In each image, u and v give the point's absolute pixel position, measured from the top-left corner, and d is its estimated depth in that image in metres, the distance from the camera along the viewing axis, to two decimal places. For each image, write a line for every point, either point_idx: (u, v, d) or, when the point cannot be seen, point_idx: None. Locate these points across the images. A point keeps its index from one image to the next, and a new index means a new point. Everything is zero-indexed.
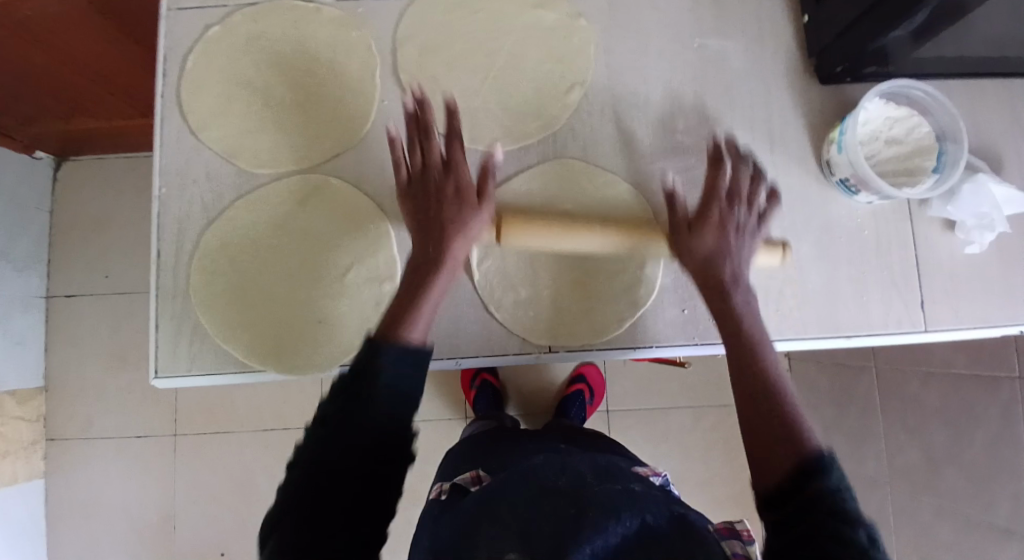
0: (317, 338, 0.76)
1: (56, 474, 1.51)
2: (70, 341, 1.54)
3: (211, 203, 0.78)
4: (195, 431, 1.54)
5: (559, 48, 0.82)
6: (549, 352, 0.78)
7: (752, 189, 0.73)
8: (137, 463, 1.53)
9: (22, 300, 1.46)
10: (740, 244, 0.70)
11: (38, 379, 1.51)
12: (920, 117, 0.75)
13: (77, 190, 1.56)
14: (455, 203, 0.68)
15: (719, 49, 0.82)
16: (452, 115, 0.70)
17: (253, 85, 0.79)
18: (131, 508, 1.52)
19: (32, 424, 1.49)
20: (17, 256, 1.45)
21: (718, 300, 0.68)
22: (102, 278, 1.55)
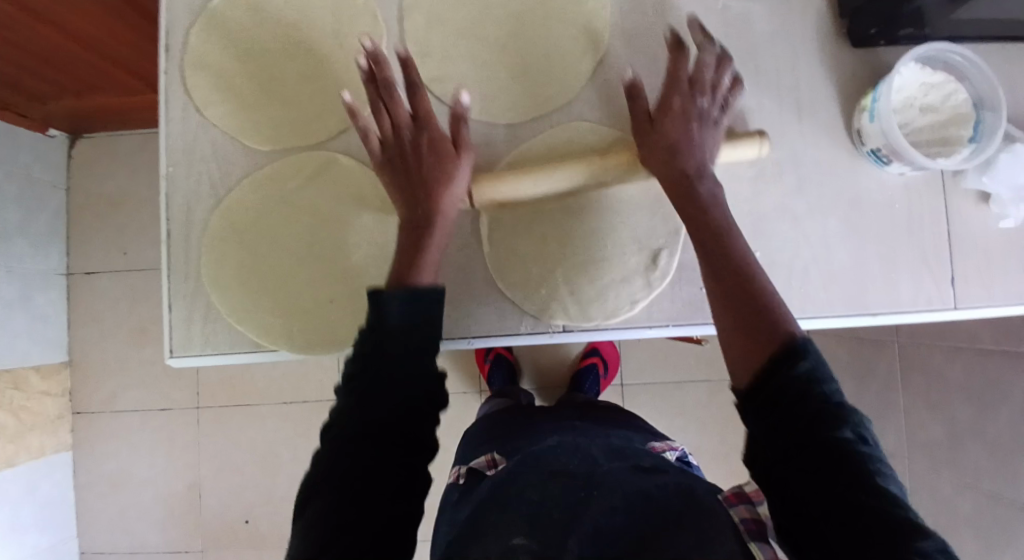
0: (329, 317, 0.75)
1: (83, 446, 1.55)
2: (91, 317, 1.56)
3: (218, 181, 0.77)
4: (215, 405, 1.57)
5: (573, 12, 0.78)
6: (563, 332, 0.77)
7: (713, 73, 0.70)
8: (161, 436, 1.56)
9: (42, 277, 1.48)
10: (704, 138, 0.69)
11: (62, 354, 1.54)
12: (958, 83, 0.71)
13: (90, 166, 1.56)
14: (432, 155, 0.69)
15: (743, 11, 0.78)
16: (409, 68, 0.67)
17: (256, 59, 0.77)
18: (157, 478, 1.56)
19: (58, 399, 1.52)
20: (34, 233, 1.46)
21: (686, 196, 0.67)
22: (120, 255, 1.56)
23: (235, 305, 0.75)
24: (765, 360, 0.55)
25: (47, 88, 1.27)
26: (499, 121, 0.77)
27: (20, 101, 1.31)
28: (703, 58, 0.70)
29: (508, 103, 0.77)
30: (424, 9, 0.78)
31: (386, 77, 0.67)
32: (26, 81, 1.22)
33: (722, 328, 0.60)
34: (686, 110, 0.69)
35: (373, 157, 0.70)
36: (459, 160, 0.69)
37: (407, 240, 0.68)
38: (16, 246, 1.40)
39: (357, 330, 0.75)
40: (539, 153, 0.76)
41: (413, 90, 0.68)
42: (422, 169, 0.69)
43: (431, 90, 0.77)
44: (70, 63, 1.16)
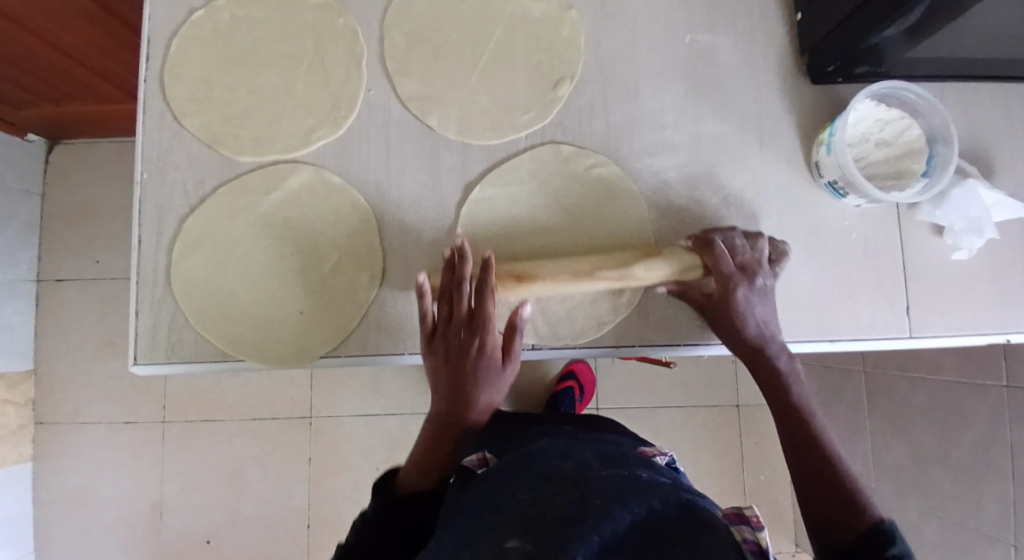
0: (297, 329, 0.75)
1: (43, 460, 1.51)
2: (60, 326, 1.53)
3: (193, 189, 0.77)
4: (183, 419, 1.54)
5: (548, 40, 0.80)
6: (531, 350, 0.77)
7: (757, 251, 0.73)
8: (127, 449, 1.53)
9: (11, 284, 1.46)
10: (761, 308, 0.72)
11: (27, 363, 1.51)
12: (911, 119, 0.75)
13: (67, 174, 1.55)
14: (482, 362, 0.69)
15: (710, 44, 0.81)
16: (486, 271, 0.68)
17: (235, 72, 0.78)
18: (121, 493, 1.52)
19: (21, 409, 1.49)
20: (5, 239, 1.44)
21: (762, 364, 0.71)
22: (93, 263, 1.54)
23: (202, 313, 0.75)
24: (863, 528, 0.59)
25: (25, 94, 1.28)
26: (473, 140, 0.78)
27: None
28: (739, 242, 0.73)
29: (483, 123, 0.79)
30: (403, 30, 0.80)
31: (460, 275, 0.69)
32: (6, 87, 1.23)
33: (806, 490, 0.64)
34: (746, 298, 0.71)
35: (424, 338, 0.71)
36: (503, 371, 0.70)
37: (436, 437, 0.71)
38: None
39: (325, 343, 0.75)
40: (512, 170, 0.78)
41: (480, 296, 0.68)
42: (471, 377, 0.70)
43: (408, 108, 0.79)
44: (49, 71, 1.17)
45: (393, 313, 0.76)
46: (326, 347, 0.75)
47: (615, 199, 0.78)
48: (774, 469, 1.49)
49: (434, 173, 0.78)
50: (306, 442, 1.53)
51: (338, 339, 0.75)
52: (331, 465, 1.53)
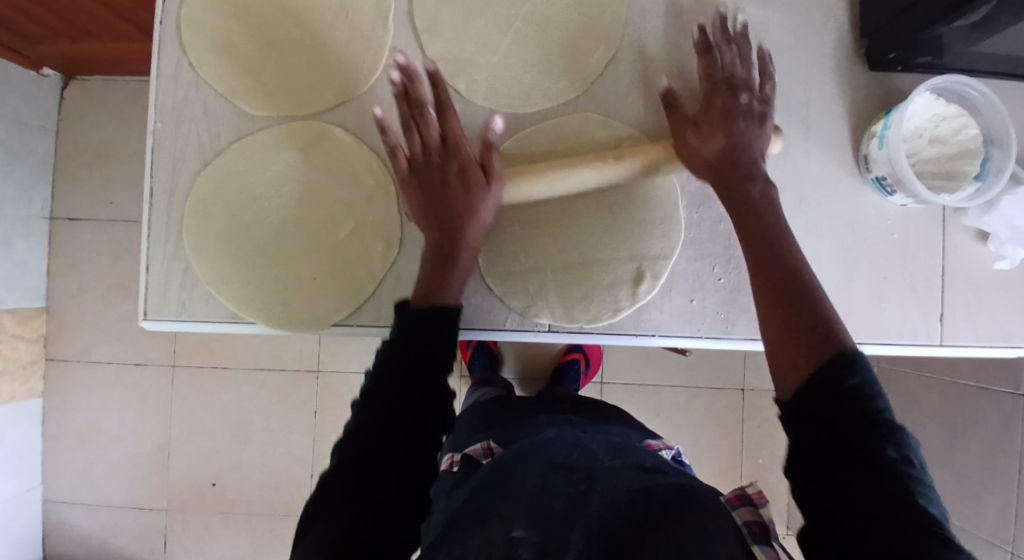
0: (310, 292, 0.73)
1: (54, 396, 1.54)
2: (71, 265, 1.53)
3: (209, 142, 0.74)
4: (190, 365, 1.55)
5: (587, 6, 0.75)
6: (547, 332, 0.73)
7: (744, 72, 0.69)
8: (134, 391, 1.55)
9: (24, 221, 1.46)
10: (751, 130, 0.67)
11: (39, 301, 1.52)
12: (969, 116, 0.70)
13: (81, 111, 1.52)
14: (466, 177, 0.68)
15: (761, 20, 0.75)
16: (438, 86, 0.67)
17: (257, 20, 0.74)
18: (127, 434, 1.54)
19: (32, 344, 1.50)
20: (19, 174, 1.43)
21: (734, 192, 0.65)
22: (106, 205, 1.53)
23: (214, 270, 0.73)
24: (815, 367, 0.54)
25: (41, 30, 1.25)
26: (502, 109, 0.75)
27: (15, 40, 1.29)
28: (730, 56, 0.70)
29: (513, 92, 0.75)
30: None
31: (418, 95, 0.68)
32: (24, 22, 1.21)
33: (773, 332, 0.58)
34: (734, 115, 0.67)
35: (404, 176, 0.69)
36: (490, 189, 0.68)
37: (434, 260, 0.68)
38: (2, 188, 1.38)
39: (337, 309, 0.73)
40: (546, 137, 0.74)
41: (444, 114, 0.68)
42: (454, 194, 0.68)
43: None
44: (64, 6, 1.13)
45: (405, 282, 0.73)
46: (339, 314, 0.73)
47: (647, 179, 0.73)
48: (774, 455, 1.49)
49: None
50: (311, 398, 1.54)
51: (352, 307, 0.73)
52: (334, 423, 1.53)
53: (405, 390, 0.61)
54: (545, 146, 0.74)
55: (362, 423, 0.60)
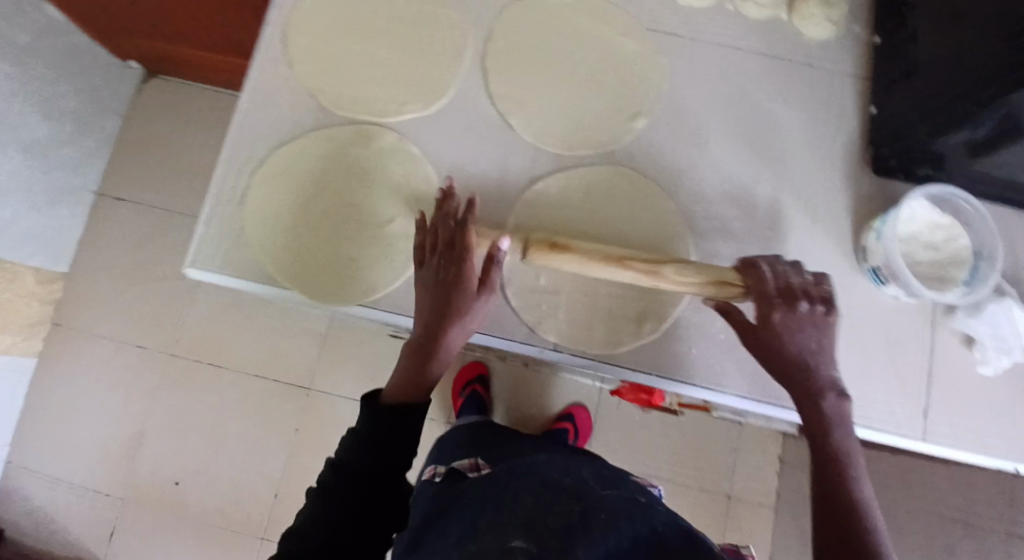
0: (344, 271, 0.79)
1: (46, 363, 1.63)
2: (98, 241, 1.68)
3: (288, 127, 0.84)
4: (186, 358, 1.61)
5: (634, 76, 0.85)
6: (552, 350, 0.78)
7: (803, 277, 0.69)
8: (124, 372, 1.62)
9: (75, 190, 1.65)
10: (815, 339, 0.67)
11: (61, 267, 1.62)
12: (962, 229, 0.78)
13: (153, 104, 1.76)
14: (456, 287, 0.70)
15: (784, 116, 0.85)
16: (469, 206, 0.73)
17: (353, 38, 0.86)
18: (104, 410, 1.60)
19: (43, 307, 1.63)
20: (79, 149, 1.63)
21: (806, 399, 0.66)
22: (152, 193, 1.73)
23: (263, 234, 0.80)
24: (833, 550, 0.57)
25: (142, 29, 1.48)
26: (548, 147, 0.84)
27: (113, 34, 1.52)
28: (780, 267, 0.70)
29: (559, 135, 0.84)
30: (507, 38, 0.86)
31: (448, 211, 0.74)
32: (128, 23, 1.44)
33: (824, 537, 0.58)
34: (793, 324, 0.67)
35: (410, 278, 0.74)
36: (479, 297, 0.71)
37: (412, 354, 0.70)
38: (61, 155, 1.56)
39: (366, 294, 0.79)
40: (583, 178, 0.83)
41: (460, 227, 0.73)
42: (444, 301, 0.70)
43: (495, 105, 0.85)
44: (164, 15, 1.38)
45: None
46: (366, 298, 0.79)
47: (667, 229, 0.81)
48: None
49: (501, 171, 0.84)
50: (294, 414, 1.57)
51: (379, 293, 0.79)
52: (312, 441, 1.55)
53: (364, 490, 0.63)
54: (580, 185, 0.83)
55: (322, 515, 0.62)
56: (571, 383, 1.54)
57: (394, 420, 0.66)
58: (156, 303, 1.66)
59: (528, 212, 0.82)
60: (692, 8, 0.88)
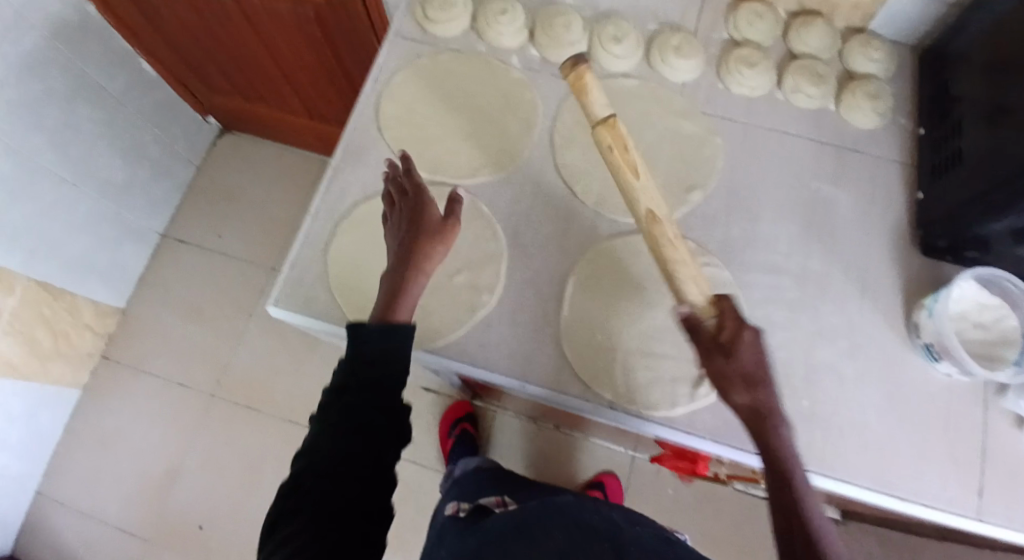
0: (413, 317, 0.85)
1: (93, 391, 1.82)
2: (162, 284, 1.91)
3: (372, 184, 0.91)
4: (228, 399, 1.78)
5: (690, 153, 0.92)
6: (608, 409, 0.80)
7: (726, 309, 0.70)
8: (169, 407, 1.79)
9: (141, 233, 1.87)
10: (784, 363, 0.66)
11: (119, 302, 1.87)
12: (1012, 310, 0.80)
13: (226, 158, 2.02)
14: (421, 221, 0.75)
15: (833, 197, 0.90)
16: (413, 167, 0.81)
17: (437, 108, 0.95)
18: (146, 442, 1.76)
19: (97, 338, 1.83)
20: (153, 196, 1.88)
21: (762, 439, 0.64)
22: (215, 237, 1.94)
23: (340, 278, 0.86)
24: None
25: (229, 85, 1.73)
26: (607, 213, 0.89)
27: (203, 87, 1.78)
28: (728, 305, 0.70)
29: (620, 202, 0.90)
30: (575, 115, 0.95)
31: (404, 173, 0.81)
32: (219, 76, 1.70)
33: None
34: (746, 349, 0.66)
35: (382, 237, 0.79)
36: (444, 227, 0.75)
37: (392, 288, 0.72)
38: (136, 201, 1.81)
39: (432, 340, 0.84)
40: (644, 243, 0.87)
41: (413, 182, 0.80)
42: (412, 235, 0.75)
43: (561, 174, 0.92)
44: (251, 67, 1.61)
45: (493, 330, 0.84)
46: (433, 344, 0.83)
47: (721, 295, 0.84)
48: None
49: (563, 234, 0.89)
50: None
51: (444, 340, 0.84)
52: None
53: (355, 439, 0.59)
54: (640, 249, 0.86)
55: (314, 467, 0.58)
56: (604, 448, 1.54)
57: (378, 359, 0.64)
58: (206, 342, 1.84)
59: (588, 272, 0.86)
60: (745, 96, 0.96)
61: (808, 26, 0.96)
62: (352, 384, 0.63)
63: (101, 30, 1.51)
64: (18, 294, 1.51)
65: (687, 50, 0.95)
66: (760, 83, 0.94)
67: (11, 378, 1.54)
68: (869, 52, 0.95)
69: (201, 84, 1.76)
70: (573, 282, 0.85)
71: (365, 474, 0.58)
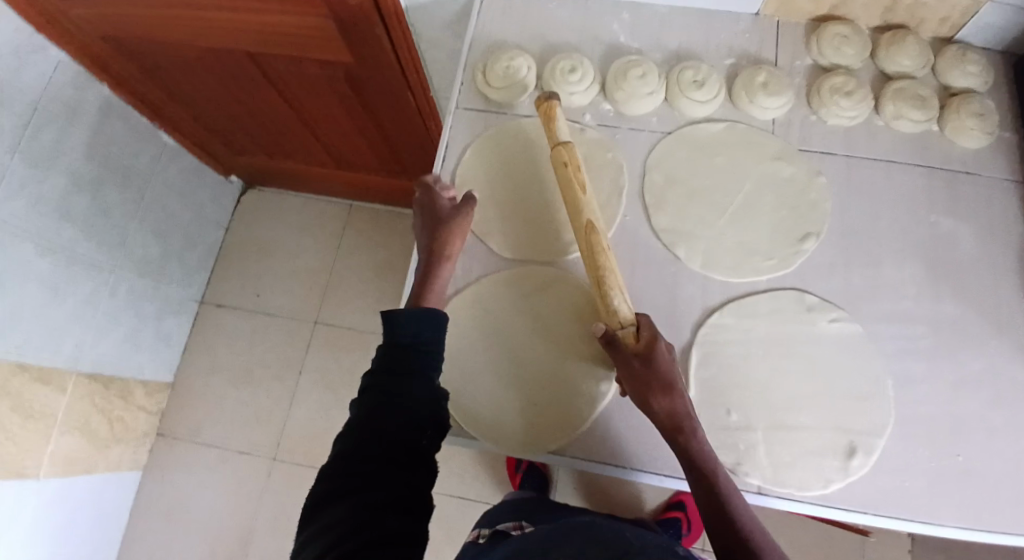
0: (532, 417, 0.83)
1: (153, 468, 1.72)
2: (208, 349, 1.83)
3: (461, 276, 0.89)
4: (292, 461, 1.69)
5: (795, 199, 0.86)
6: (756, 493, 0.77)
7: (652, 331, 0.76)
8: (233, 477, 1.69)
9: (179, 301, 1.78)
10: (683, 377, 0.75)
11: (166, 376, 1.77)
12: None
13: (251, 214, 1.93)
14: (443, 216, 0.84)
15: (954, 230, 0.85)
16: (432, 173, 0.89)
17: (514, 180, 0.91)
18: (213, 517, 1.66)
19: (151, 417, 1.73)
20: (189, 263, 1.79)
21: (680, 441, 0.72)
22: (253, 296, 1.86)
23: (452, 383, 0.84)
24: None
25: (251, 143, 1.66)
26: (716, 275, 0.84)
27: (225, 148, 1.71)
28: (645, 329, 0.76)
29: (728, 261, 0.85)
30: (663, 170, 0.89)
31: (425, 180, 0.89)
32: (243, 136, 1.63)
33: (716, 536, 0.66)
34: (665, 361, 0.74)
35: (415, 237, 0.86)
36: (462, 216, 0.84)
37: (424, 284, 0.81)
38: (170, 272, 1.72)
39: (554, 439, 0.82)
40: (765, 306, 0.83)
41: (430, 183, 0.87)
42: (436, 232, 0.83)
43: (658, 237, 0.86)
44: (276, 126, 1.53)
45: (617, 418, 0.83)
46: (556, 443, 0.82)
47: (850, 352, 0.81)
48: None
49: (675, 303, 0.84)
50: None
51: (567, 437, 0.82)
52: None
53: (396, 399, 0.65)
54: (761, 315, 0.82)
55: (360, 421, 0.65)
56: None
57: (415, 342, 0.71)
58: (261, 404, 1.75)
59: (712, 345, 0.81)
60: (842, 128, 0.89)
61: (897, 44, 0.89)
62: (395, 359, 0.69)
63: (120, 110, 1.44)
64: (71, 390, 1.43)
65: (775, 86, 0.89)
66: (859, 111, 0.88)
67: (73, 475, 1.48)
68: (965, 67, 0.89)
69: (223, 145, 1.69)
70: (697, 354, 0.81)
71: (400, 438, 0.63)
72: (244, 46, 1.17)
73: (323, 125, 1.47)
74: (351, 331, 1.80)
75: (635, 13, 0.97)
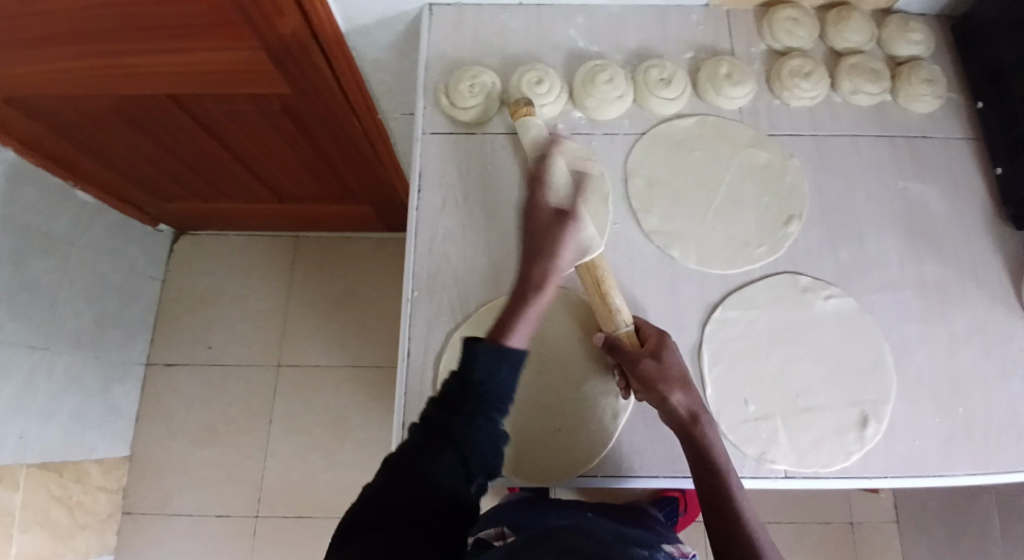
0: (556, 443, 0.80)
1: (125, 551, 1.55)
2: (162, 411, 1.65)
3: (459, 306, 0.85)
4: (276, 515, 1.56)
5: (774, 185, 0.88)
6: (785, 477, 0.78)
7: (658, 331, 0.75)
8: (214, 543, 1.55)
9: (125, 365, 1.61)
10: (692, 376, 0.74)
11: (124, 449, 1.60)
12: None
13: (190, 262, 1.77)
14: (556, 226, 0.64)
15: (921, 193, 0.89)
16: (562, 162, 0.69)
17: (497, 203, 0.89)
18: None
19: (112, 496, 1.56)
20: (130, 323, 1.63)
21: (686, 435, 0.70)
22: (206, 348, 1.70)
23: None
24: None
25: (181, 190, 1.52)
26: (712, 270, 0.85)
27: (153, 198, 1.55)
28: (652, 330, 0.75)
29: (721, 255, 0.85)
30: (643, 174, 0.88)
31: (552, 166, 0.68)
32: (172, 184, 1.48)
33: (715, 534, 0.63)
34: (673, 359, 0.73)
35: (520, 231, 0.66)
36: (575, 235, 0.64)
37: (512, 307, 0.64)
38: (111, 335, 1.56)
39: (583, 463, 0.80)
40: (763, 295, 0.84)
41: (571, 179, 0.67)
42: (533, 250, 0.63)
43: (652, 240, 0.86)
44: (208, 169, 1.40)
45: (641, 429, 0.81)
46: (584, 467, 0.80)
47: (848, 324, 0.83)
48: None
49: (677, 304, 0.84)
50: None
51: (596, 458, 0.80)
52: None
53: (452, 440, 0.59)
54: (762, 303, 0.84)
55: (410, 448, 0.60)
56: None
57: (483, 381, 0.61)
58: (233, 459, 1.60)
59: (719, 341, 0.82)
60: (804, 108, 0.91)
61: (845, 20, 0.92)
62: (455, 395, 0.61)
63: (31, 174, 1.30)
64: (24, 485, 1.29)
65: (738, 75, 0.89)
66: (819, 91, 0.90)
67: None
68: (909, 36, 0.92)
69: (151, 195, 1.54)
70: (706, 352, 0.81)
71: (448, 486, 0.58)
72: (165, 88, 1.04)
73: (261, 162, 1.35)
74: (319, 369, 1.67)
75: (588, 15, 0.95)
